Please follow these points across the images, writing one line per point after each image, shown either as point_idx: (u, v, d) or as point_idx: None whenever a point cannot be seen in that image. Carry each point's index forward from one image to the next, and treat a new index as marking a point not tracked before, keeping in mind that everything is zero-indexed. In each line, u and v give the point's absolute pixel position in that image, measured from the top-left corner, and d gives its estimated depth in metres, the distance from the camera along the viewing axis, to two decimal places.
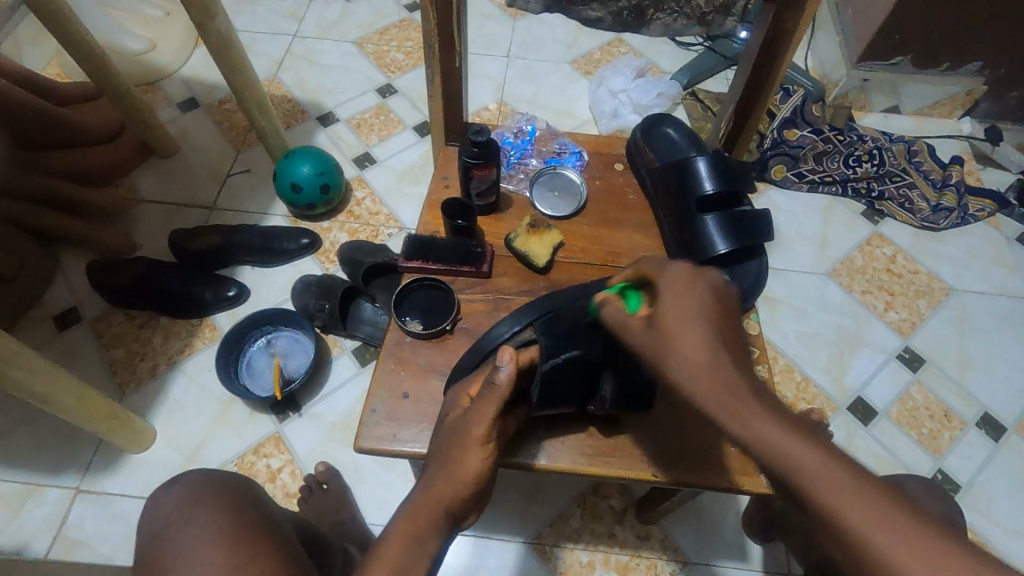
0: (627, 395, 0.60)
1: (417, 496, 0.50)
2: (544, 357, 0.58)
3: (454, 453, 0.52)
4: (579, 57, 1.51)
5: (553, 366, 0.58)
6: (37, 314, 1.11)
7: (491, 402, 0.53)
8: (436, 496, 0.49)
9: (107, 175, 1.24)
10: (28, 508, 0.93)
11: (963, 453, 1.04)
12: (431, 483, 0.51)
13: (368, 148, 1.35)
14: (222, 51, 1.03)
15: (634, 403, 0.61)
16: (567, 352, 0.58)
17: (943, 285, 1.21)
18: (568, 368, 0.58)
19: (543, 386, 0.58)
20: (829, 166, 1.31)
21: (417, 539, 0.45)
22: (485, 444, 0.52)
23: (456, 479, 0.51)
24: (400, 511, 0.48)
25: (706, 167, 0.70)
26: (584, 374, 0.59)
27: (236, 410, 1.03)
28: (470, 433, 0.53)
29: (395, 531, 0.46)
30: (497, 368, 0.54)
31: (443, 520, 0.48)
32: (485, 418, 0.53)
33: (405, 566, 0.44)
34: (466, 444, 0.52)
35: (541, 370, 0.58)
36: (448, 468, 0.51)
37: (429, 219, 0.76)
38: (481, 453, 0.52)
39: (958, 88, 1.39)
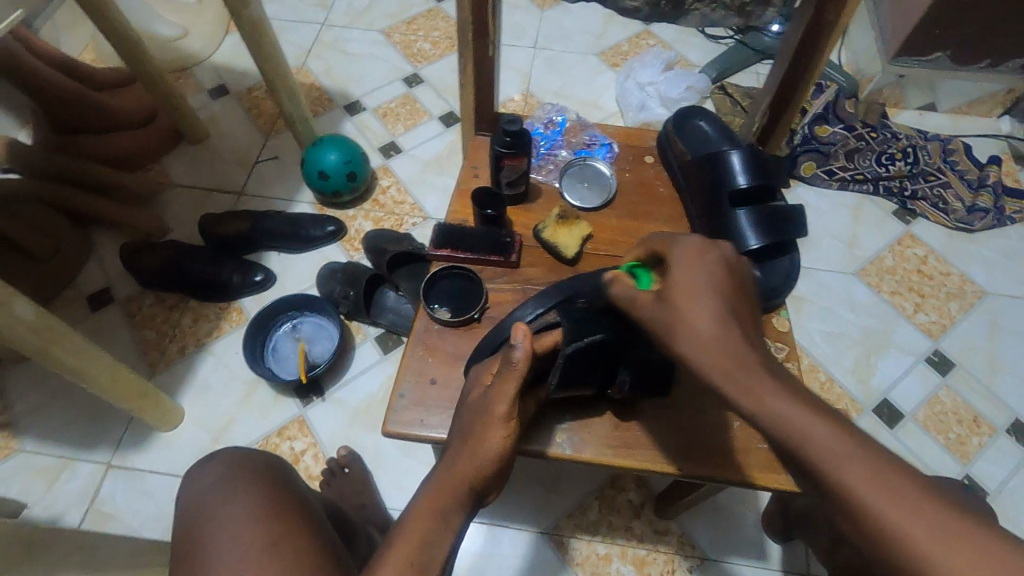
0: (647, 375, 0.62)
1: (440, 475, 0.51)
2: (567, 340, 0.57)
3: (478, 431, 0.53)
4: (607, 48, 1.49)
5: (575, 348, 0.57)
6: (72, 293, 1.14)
7: (511, 379, 0.53)
8: (459, 473, 0.50)
9: (140, 160, 1.27)
10: (62, 480, 0.96)
11: (992, 460, 1.02)
12: (454, 460, 0.52)
13: (394, 137, 1.36)
14: (254, 37, 1.04)
15: (655, 383, 0.63)
16: (592, 335, 0.57)
17: (976, 288, 1.18)
18: (588, 352, 0.58)
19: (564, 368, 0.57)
20: (860, 164, 1.27)
21: (440, 515, 0.47)
22: (507, 421, 0.52)
23: (479, 455, 0.51)
24: (426, 487, 0.50)
25: (741, 161, 0.70)
26: (602, 359, 0.59)
27: (261, 392, 1.05)
28: (491, 411, 0.53)
29: (421, 503, 0.48)
30: (513, 346, 0.53)
31: (466, 497, 0.50)
32: (506, 395, 0.53)
33: (429, 539, 0.45)
34: (488, 421, 0.52)
35: (564, 352, 0.57)
36: (472, 445, 0.52)
37: (458, 208, 0.76)
38: (503, 430, 0.52)
39: (998, 86, 1.35)
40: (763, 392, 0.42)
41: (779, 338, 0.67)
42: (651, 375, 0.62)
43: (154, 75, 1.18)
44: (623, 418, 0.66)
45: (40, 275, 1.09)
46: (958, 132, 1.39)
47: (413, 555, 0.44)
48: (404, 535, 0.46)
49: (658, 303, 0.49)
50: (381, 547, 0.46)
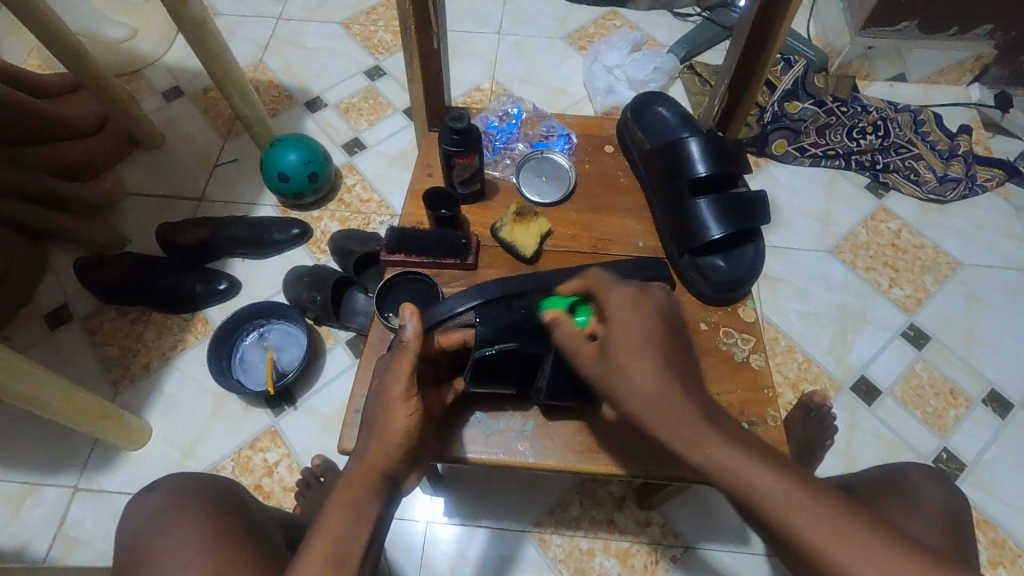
0: (573, 388, 0.58)
1: (351, 467, 0.49)
2: (478, 345, 0.58)
3: (380, 416, 0.50)
4: (572, 31, 1.46)
5: (484, 355, 0.57)
6: (28, 312, 1.10)
7: (403, 361, 0.51)
8: (371, 462, 0.48)
9: (92, 170, 1.22)
10: (27, 506, 0.93)
11: (969, 431, 1.02)
12: (365, 450, 0.49)
13: (357, 134, 1.32)
14: (198, 35, 0.99)
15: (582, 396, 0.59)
16: (503, 344, 0.57)
17: (950, 260, 1.18)
18: (500, 359, 0.58)
19: (474, 371, 0.58)
20: (831, 140, 1.26)
21: (354, 510, 0.46)
22: (407, 400, 0.50)
23: (387, 438, 0.49)
24: (343, 471, 0.49)
25: (699, 148, 0.67)
26: (519, 363, 0.58)
27: (231, 404, 1.02)
28: (389, 391, 0.51)
29: (335, 495, 0.47)
30: (402, 325, 0.52)
31: (383, 487, 0.48)
32: (401, 375, 0.51)
33: (345, 544, 0.44)
34: (388, 402, 0.50)
35: (473, 357, 0.58)
36: (377, 429, 0.50)
37: (412, 209, 0.73)
38: (405, 410, 0.50)
39: (966, 54, 1.33)
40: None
41: (746, 328, 0.66)
42: (572, 384, 0.58)
43: (100, 80, 1.12)
44: (590, 417, 0.63)
45: None
46: (929, 102, 1.38)
47: (330, 554, 0.43)
48: (324, 524, 0.45)
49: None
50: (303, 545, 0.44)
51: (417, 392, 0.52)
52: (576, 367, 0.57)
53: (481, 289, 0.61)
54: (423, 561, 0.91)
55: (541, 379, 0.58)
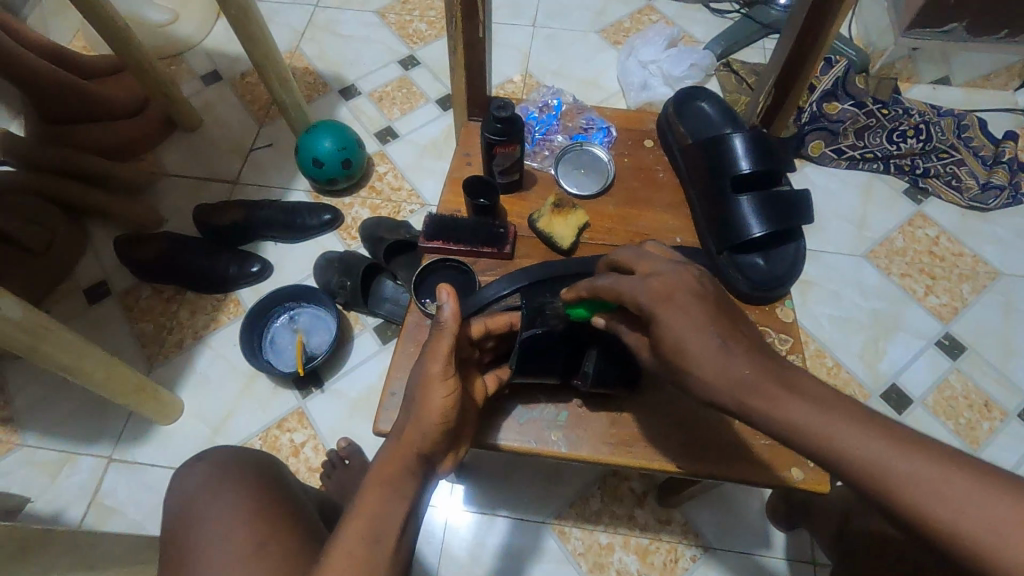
0: (618, 371, 0.60)
1: (388, 446, 0.50)
2: (524, 326, 0.59)
3: (419, 395, 0.50)
4: (608, 25, 1.45)
5: (531, 334, 0.58)
6: (68, 286, 1.13)
7: (442, 341, 0.51)
8: (407, 442, 0.49)
9: (131, 151, 1.25)
10: (64, 474, 0.96)
11: (1003, 445, 1.00)
12: (401, 428, 0.51)
13: (390, 122, 1.33)
14: (241, 21, 1.01)
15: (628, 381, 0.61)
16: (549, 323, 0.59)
17: (989, 269, 1.15)
18: (546, 339, 0.59)
19: (522, 354, 0.58)
20: (870, 142, 1.23)
21: (391, 488, 0.47)
22: (446, 379, 0.50)
23: (425, 419, 0.49)
24: (379, 454, 0.50)
25: (743, 145, 0.66)
26: (565, 346, 0.59)
27: (260, 384, 1.04)
28: (427, 370, 0.51)
29: (371, 479, 0.47)
30: (439, 305, 0.52)
31: (418, 469, 0.49)
32: (439, 354, 0.51)
33: (381, 522, 0.45)
34: (426, 381, 0.50)
35: (522, 337, 0.58)
36: (416, 410, 0.50)
37: (450, 197, 0.74)
38: (444, 389, 0.50)
39: (1015, 58, 1.29)
40: (779, 392, 0.41)
41: (782, 329, 0.66)
42: (618, 370, 0.60)
43: (142, 63, 1.15)
44: (619, 413, 0.64)
45: (35, 269, 1.08)
46: (973, 107, 1.34)
47: (368, 530, 0.44)
48: (361, 506, 0.46)
49: (658, 281, 0.47)
50: (340, 524, 0.45)
51: (456, 372, 0.51)
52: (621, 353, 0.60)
53: (521, 275, 0.63)
54: (444, 547, 0.92)
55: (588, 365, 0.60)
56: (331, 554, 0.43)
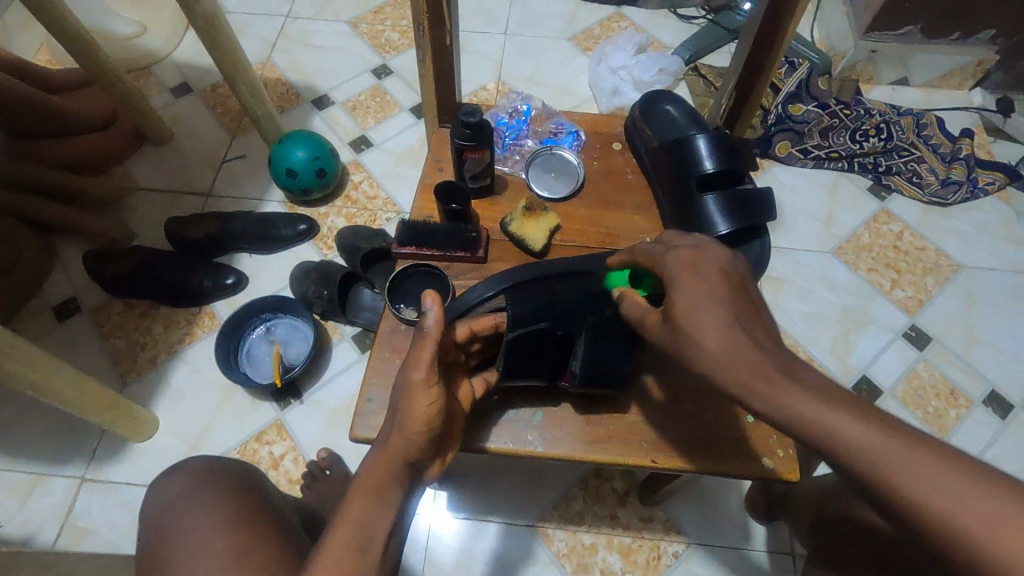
0: (604, 372, 0.60)
1: (374, 454, 0.50)
2: (509, 326, 0.59)
3: (403, 403, 0.50)
4: (578, 32, 1.47)
5: (516, 334, 0.59)
6: (37, 304, 1.11)
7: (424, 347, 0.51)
8: (393, 449, 0.49)
9: (101, 165, 1.23)
10: (35, 496, 0.94)
11: (969, 431, 1.03)
12: (388, 436, 0.51)
13: (364, 131, 1.33)
14: (210, 32, 1.01)
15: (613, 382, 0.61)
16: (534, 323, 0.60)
17: (951, 261, 1.19)
18: (530, 340, 0.60)
19: (508, 356, 0.59)
20: (834, 141, 1.27)
21: (366, 495, 0.47)
22: (429, 387, 0.50)
23: (409, 426, 0.50)
24: (361, 467, 0.49)
25: (707, 146, 0.68)
26: (550, 345, 0.61)
27: (238, 397, 1.03)
28: (410, 378, 0.51)
29: (357, 489, 0.47)
30: (423, 311, 0.52)
31: (407, 475, 0.49)
32: (422, 361, 0.51)
33: (358, 531, 0.45)
34: (410, 389, 0.50)
35: (506, 338, 0.59)
36: (401, 418, 0.50)
37: (423, 203, 0.74)
38: (427, 397, 0.50)
39: (968, 58, 1.34)
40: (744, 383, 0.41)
41: None
42: (604, 367, 0.60)
43: (110, 75, 1.13)
44: (592, 411, 0.65)
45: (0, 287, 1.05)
46: (932, 106, 1.39)
47: (345, 536, 0.44)
48: (347, 513, 0.46)
49: None
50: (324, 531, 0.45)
51: (439, 379, 0.51)
52: (607, 349, 0.60)
53: (506, 275, 0.62)
54: (427, 555, 0.91)
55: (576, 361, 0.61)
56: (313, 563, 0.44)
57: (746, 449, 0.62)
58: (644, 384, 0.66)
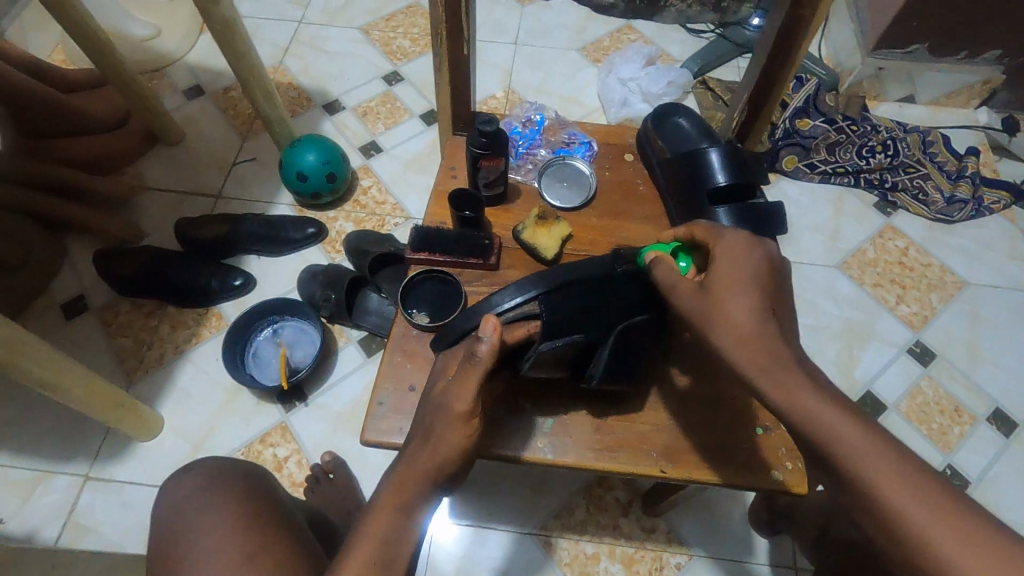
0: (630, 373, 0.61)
1: (399, 467, 0.51)
2: (542, 337, 0.58)
3: (439, 428, 0.53)
4: (588, 44, 1.48)
5: (550, 346, 0.58)
6: (46, 302, 1.11)
7: (473, 374, 0.54)
8: (422, 467, 0.51)
9: (114, 165, 1.24)
10: (38, 493, 0.94)
11: (973, 449, 1.03)
12: (416, 455, 0.52)
13: (374, 137, 1.34)
14: (226, 36, 1.02)
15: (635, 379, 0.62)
16: (568, 336, 0.58)
17: (956, 278, 1.19)
18: (562, 350, 0.59)
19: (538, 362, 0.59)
20: (841, 157, 1.28)
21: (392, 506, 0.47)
22: (469, 420, 0.53)
23: (440, 449, 0.52)
24: (383, 485, 0.50)
25: (719, 159, 0.69)
26: (579, 352, 0.60)
27: (243, 398, 1.03)
28: (452, 407, 0.53)
29: (381, 501, 0.49)
30: (480, 339, 0.54)
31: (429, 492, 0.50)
32: (467, 393, 0.53)
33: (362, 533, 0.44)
34: (450, 418, 0.53)
35: (539, 349, 0.58)
36: (434, 441, 0.52)
37: (436, 210, 0.75)
38: (465, 429, 0.53)
39: (974, 77, 1.36)
40: None
41: None
42: (627, 369, 0.61)
43: (125, 77, 1.14)
44: (602, 419, 0.65)
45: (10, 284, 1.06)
46: (937, 124, 1.40)
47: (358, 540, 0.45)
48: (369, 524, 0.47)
49: None
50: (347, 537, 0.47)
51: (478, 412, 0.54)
52: (631, 353, 0.61)
53: (537, 278, 0.60)
54: (430, 561, 0.91)
55: (596, 367, 0.60)
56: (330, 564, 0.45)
57: (754, 461, 0.63)
58: (653, 393, 0.67)
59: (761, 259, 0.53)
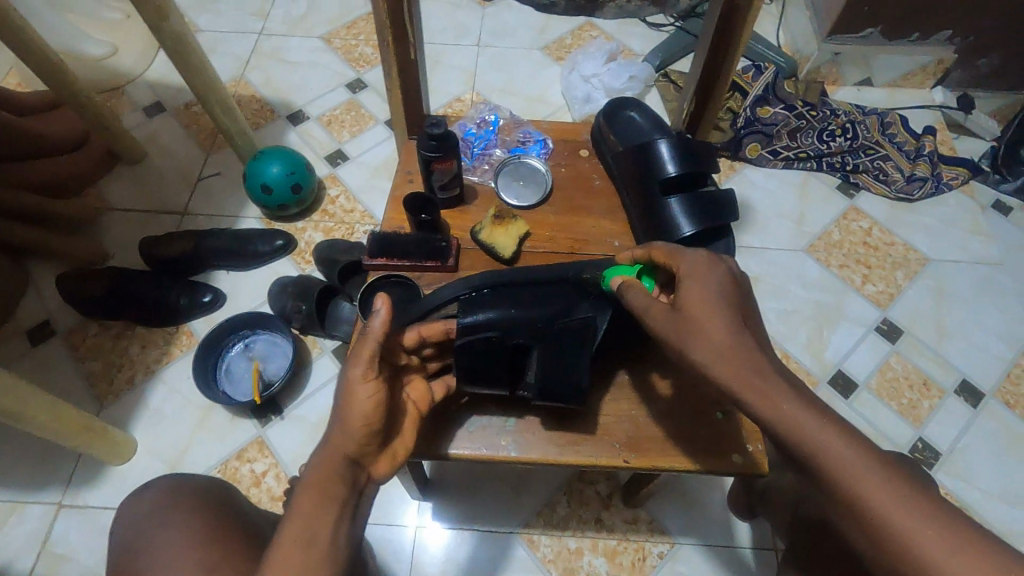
0: (560, 384, 0.60)
1: (321, 451, 0.49)
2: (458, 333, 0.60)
3: (343, 399, 0.51)
4: (550, 42, 1.49)
5: (465, 343, 0.59)
6: (10, 329, 1.09)
7: (365, 346, 0.52)
8: (336, 447, 0.49)
9: (75, 187, 1.22)
10: (10, 524, 0.92)
11: (943, 421, 1.05)
12: (330, 434, 0.51)
13: (340, 145, 1.33)
14: (179, 50, 1.01)
15: (567, 395, 0.60)
16: (485, 332, 0.59)
17: (920, 256, 1.22)
18: (480, 349, 0.59)
19: (458, 363, 0.60)
20: (802, 142, 1.30)
21: (321, 486, 0.47)
22: (367, 381, 0.51)
23: (352, 422, 0.50)
24: (304, 474, 0.48)
25: (669, 150, 0.70)
26: (504, 356, 0.60)
27: (217, 415, 1.02)
28: (349, 374, 0.51)
29: (306, 493, 0.47)
30: (372, 313, 0.53)
31: (350, 471, 0.49)
32: (362, 358, 0.52)
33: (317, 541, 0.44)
34: (349, 385, 0.51)
35: (455, 345, 0.60)
36: (341, 415, 0.50)
37: (393, 215, 0.75)
38: (366, 391, 0.51)
39: (928, 58, 1.38)
40: None
41: None
42: (559, 378, 0.60)
43: (81, 97, 1.13)
44: (566, 412, 0.65)
45: None
46: (895, 105, 1.42)
47: (301, 531, 0.45)
48: (296, 514, 0.46)
49: None
50: (274, 535, 0.45)
51: (379, 375, 0.52)
52: (561, 357, 0.60)
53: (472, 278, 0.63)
54: (413, 566, 0.91)
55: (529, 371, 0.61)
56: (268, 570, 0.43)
57: (719, 445, 0.64)
58: (617, 383, 0.67)
59: (716, 266, 0.51)
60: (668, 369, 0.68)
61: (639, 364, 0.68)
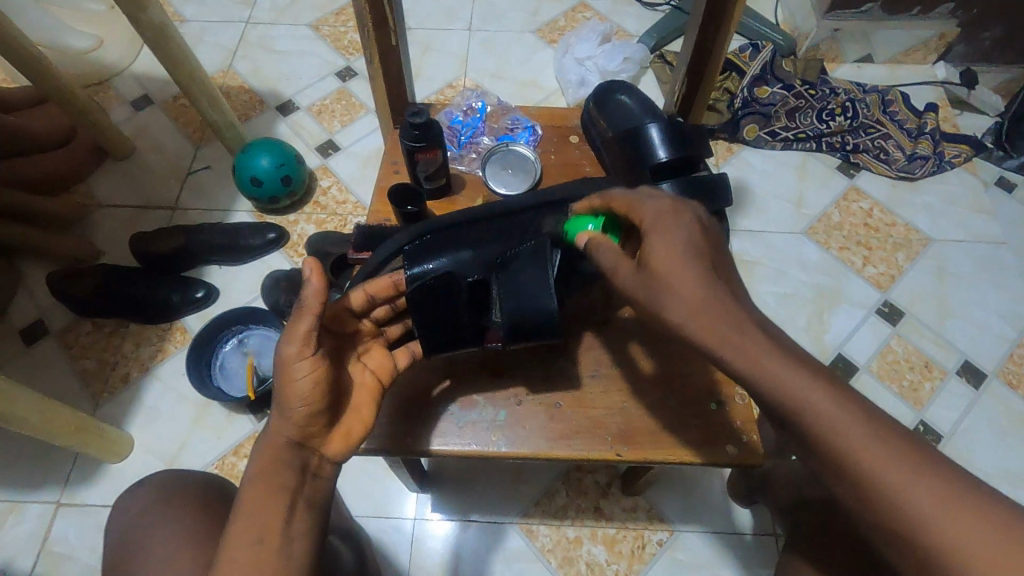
0: (532, 321, 0.57)
1: (264, 438, 0.49)
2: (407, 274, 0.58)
3: (281, 381, 0.48)
4: (543, 25, 1.46)
5: (418, 287, 0.57)
6: (3, 329, 1.08)
7: (301, 320, 0.48)
8: (278, 435, 0.48)
9: (63, 184, 1.20)
10: (10, 524, 0.93)
11: (944, 403, 1.04)
12: (271, 420, 0.49)
13: (331, 136, 1.31)
14: (160, 40, 0.98)
15: (541, 331, 0.57)
16: (435, 266, 0.58)
17: (921, 236, 1.20)
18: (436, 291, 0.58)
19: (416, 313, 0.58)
20: (801, 122, 1.27)
21: (267, 482, 0.47)
22: (305, 358, 0.48)
23: (291, 408, 0.48)
24: (249, 467, 0.48)
25: (659, 135, 0.68)
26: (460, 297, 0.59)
27: (213, 411, 1.02)
28: (284, 353, 0.48)
29: (250, 488, 0.47)
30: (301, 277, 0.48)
31: (296, 458, 0.48)
32: (298, 335, 0.48)
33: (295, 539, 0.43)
34: (285, 366, 0.48)
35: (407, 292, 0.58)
36: (280, 398, 0.48)
37: (379, 207, 0.73)
38: (305, 371, 0.48)
39: (930, 32, 1.35)
40: None
41: None
42: (528, 312, 0.56)
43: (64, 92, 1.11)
44: (558, 406, 0.65)
45: None
46: (897, 82, 1.39)
47: (250, 532, 0.45)
48: (244, 508, 0.46)
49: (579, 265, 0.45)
50: (225, 531, 0.46)
51: (319, 349, 0.49)
52: (524, 284, 0.57)
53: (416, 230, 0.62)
54: (413, 558, 0.91)
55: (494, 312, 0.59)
56: (220, 570, 0.43)
57: (713, 435, 0.63)
58: (611, 374, 0.66)
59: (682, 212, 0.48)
60: (663, 358, 0.67)
61: (633, 354, 0.67)
